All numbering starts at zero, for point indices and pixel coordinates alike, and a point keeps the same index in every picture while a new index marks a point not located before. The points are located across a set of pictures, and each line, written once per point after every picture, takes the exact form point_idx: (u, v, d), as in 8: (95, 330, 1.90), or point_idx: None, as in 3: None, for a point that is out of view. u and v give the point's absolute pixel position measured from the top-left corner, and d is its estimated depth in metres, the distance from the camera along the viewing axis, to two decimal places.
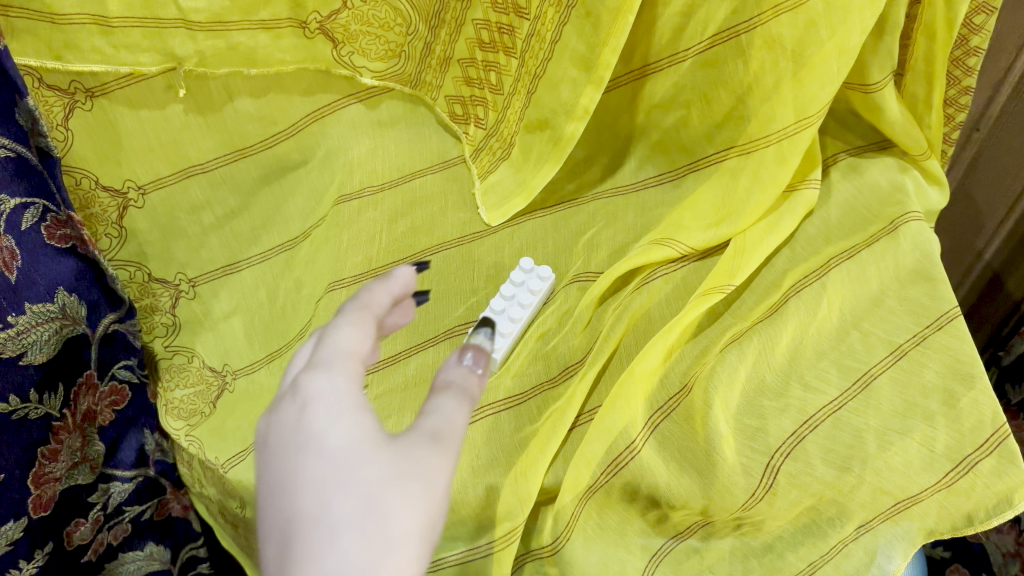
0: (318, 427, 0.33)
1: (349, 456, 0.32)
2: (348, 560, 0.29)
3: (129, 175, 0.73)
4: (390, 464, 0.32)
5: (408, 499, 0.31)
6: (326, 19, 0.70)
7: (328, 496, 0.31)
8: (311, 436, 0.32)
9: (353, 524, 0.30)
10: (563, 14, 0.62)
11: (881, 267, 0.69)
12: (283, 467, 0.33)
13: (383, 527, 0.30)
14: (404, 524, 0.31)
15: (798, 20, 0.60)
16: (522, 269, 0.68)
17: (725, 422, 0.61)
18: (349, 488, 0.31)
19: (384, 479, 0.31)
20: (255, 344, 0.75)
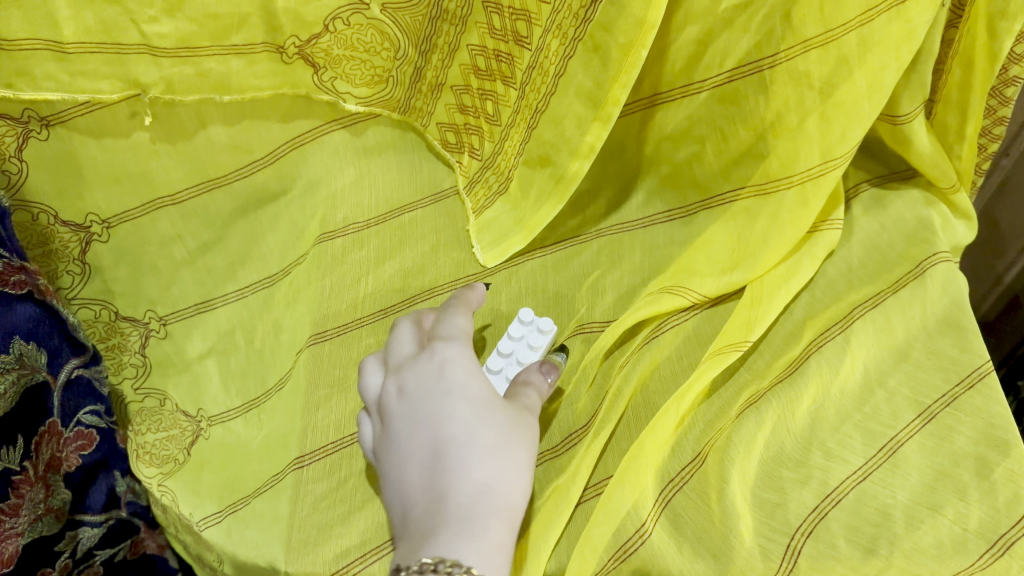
0: (460, 384, 0.49)
1: (483, 407, 0.48)
2: (490, 472, 0.45)
3: (91, 209, 0.66)
4: (509, 417, 0.48)
5: (521, 440, 0.48)
6: (305, 44, 0.63)
7: (474, 430, 0.46)
8: (458, 389, 0.48)
9: (493, 452, 0.46)
10: (568, 49, 0.56)
11: (908, 316, 0.64)
12: (431, 413, 0.47)
13: (510, 455, 0.46)
14: (520, 456, 0.47)
15: (828, 56, 0.55)
16: (521, 320, 0.61)
17: (742, 498, 0.56)
18: (488, 426, 0.47)
19: (509, 423, 0.48)
20: (231, 390, 0.69)
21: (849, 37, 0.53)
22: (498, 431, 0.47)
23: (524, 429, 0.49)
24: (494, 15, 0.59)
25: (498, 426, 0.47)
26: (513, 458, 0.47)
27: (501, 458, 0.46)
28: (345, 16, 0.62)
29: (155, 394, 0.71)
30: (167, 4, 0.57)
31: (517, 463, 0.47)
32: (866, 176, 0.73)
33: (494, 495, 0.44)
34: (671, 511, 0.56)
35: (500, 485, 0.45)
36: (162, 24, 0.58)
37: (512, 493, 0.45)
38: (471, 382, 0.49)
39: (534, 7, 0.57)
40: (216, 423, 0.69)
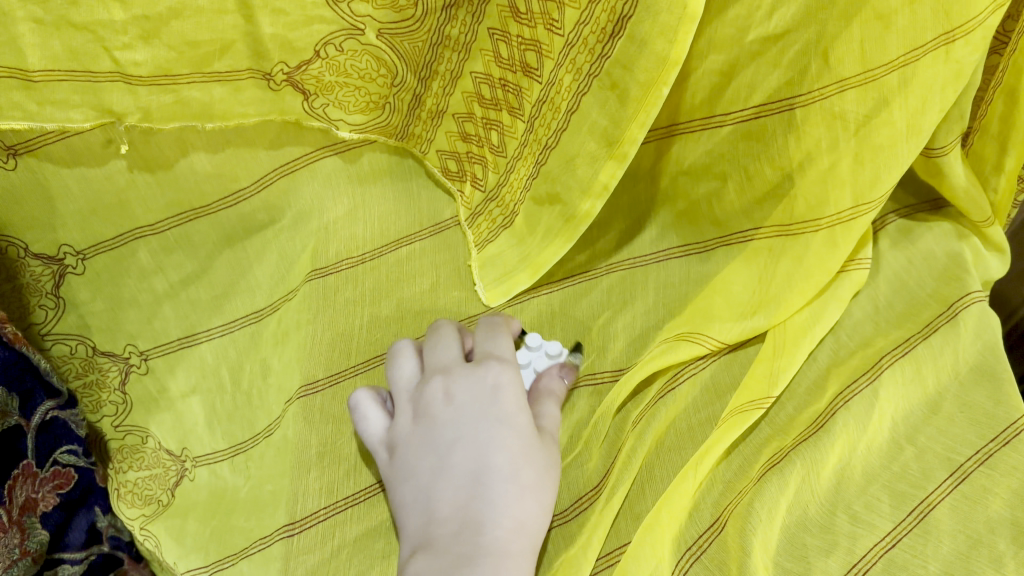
0: (511, 416, 0.49)
1: (527, 442, 0.48)
2: (529, 512, 0.46)
3: (65, 239, 0.61)
4: (547, 456, 0.49)
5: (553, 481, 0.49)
6: (295, 71, 0.58)
7: (519, 467, 0.47)
8: (509, 419, 0.48)
9: (534, 492, 0.47)
10: (582, 84, 0.52)
11: (940, 363, 0.60)
12: (477, 434, 0.48)
13: (542, 498, 0.47)
14: (548, 497, 0.48)
15: (866, 97, 0.50)
16: (528, 346, 0.56)
17: (765, 569, 0.52)
18: (531, 466, 0.47)
19: (548, 462, 0.49)
20: (216, 431, 0.65)
21: (890, 77, 0.49)
22: (537, 471, 0.47)
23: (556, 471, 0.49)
24: (500, 43, 0.55)
25: (537, 466, 0.48)
26: (545, 500, 0.47)
27: (535, 498, 0.47)
28: (338, 40, 0.57)
29: (137, 431, 0.66)
30: (141, 30, 0.52)
31: (547, 505, 0.47)
32: (892, 205, 0.68)
33: (526, 537, 0.45)
34: None
35: (532, 525, 0.46)
36: (136, 51, 0.53)
37: (538, 535, 0.46)
38: (521, 416, 0.49)
39: (546, 37, 0.52)
40: (201, 465, 0.65)
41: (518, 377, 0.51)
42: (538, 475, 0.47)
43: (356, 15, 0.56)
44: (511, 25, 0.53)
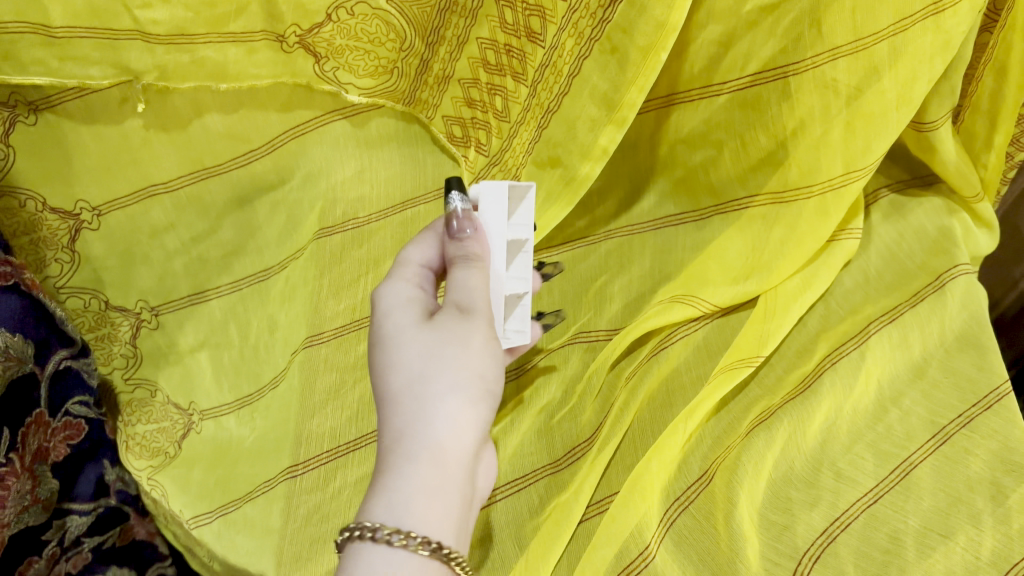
0: (383, 330, 0.45)
1: (401, 340, 0.44)
2: (408, 415, 0.41)
3: (81, 194, 0.63)
4: (428, 338, 0.43)
5: (443, 361, 0.42)
6: (307, 34, 0.60)
7: (392, 377, 0.43)
8: (381, 336, 0.45)
9: (408, 393, 0.42)
10: (584, 49, 0.54)
11: (927, 331, 0.62)
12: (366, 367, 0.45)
13: (425, 386, 0.42)
14: (445, 378, 0.42)
15: (858, 65, 0.52)
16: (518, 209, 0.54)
17: (750, 520, 0.54)
18: (402, 366, 0.43)
19: (425, 352, 0.43)
20: (223, 385, 0.68)
21: (881, 46, 0.51)
22: (412, 363, 0.43)
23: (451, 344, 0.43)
24: (506, 9, 0.56)
25: (413, 357, 0.43)
26: (436, 385, 0.42)
27: (418, 392, 0.42)
28: (349, 5, 0.59)
29: (146, 385, 0.69)
30: None
31: (439, 387, 0.41)
32: (885, 180, 0.70)
33: (410, 438, 0.40)
34: (676, 532, 0.54)
35: (419, 420, 0.41)
36: (154, 10, 0.56)
37: (440, 425, 0.40)
38: (391, 322, 0.45)
39: (551, 2, 0.54)
40: (208, 418, 0.67)
41: (392, 284, 0.47)
42: (415, 366, 0.42)
43: None
44: None
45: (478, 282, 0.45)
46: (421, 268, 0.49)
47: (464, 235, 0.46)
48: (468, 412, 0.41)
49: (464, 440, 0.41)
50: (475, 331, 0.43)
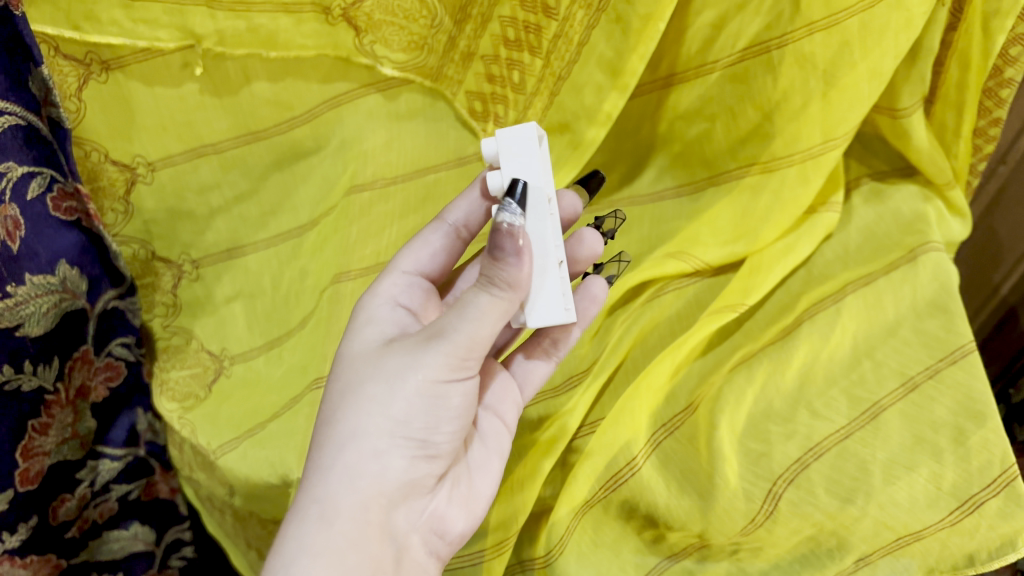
0: (341, 364, 0.51)
1: (346, 377, 0.50)
2: (324, 452, 0.47)
3: (139, 150, 0.71)
4: (362, 379, 0.48)
5: (365, 408, 0.47)
6: (350, 7, 0.68)
7: (329, 412, 0.49)
8: (338, 369, 0.51)
9: (331, 430, 0.48)
10: (592, 18, 0.62)
11: (899, 296, 0.67)
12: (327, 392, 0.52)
13: (343, 430, 0.47)
14: (355, 426, 0.46)
15: (832, 40, 0.59)
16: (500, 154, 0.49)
17: (731, 445, 0.60)
18: (335, 406, 0.48)
19: (355, 395, 0.47)
20: (255, 331, 0.74)
21: (852, 21, 0.58)
22: (337, 404, 0.48)
23: (372, 386, 0.47)
24: None
25: (341, 399, 0.49)
26: (345, 432, 0.47)
27: (334, 437, 0.47)
28: None
29: (182, 333, 0.76)
30: None
31: (346, 435, 0.46)
32: (866, 170, 0.76)
33: (310, 485, 0.46)
34: (662, 452, 0.60)
35: (325, 466, 0.46)
36: None
37: (338, 475, 0.45)
38: (348, 359, 0.51)
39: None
40: (238, 361, 0.74)
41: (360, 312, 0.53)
42: (338, 410, 0.48)
43: None
44: None
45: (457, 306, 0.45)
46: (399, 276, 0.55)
47: (505, 257, 0.41)
48: (371, 463, 0.46)
49: (363, 489, 0.45)
50: (407, 372, 0.46)
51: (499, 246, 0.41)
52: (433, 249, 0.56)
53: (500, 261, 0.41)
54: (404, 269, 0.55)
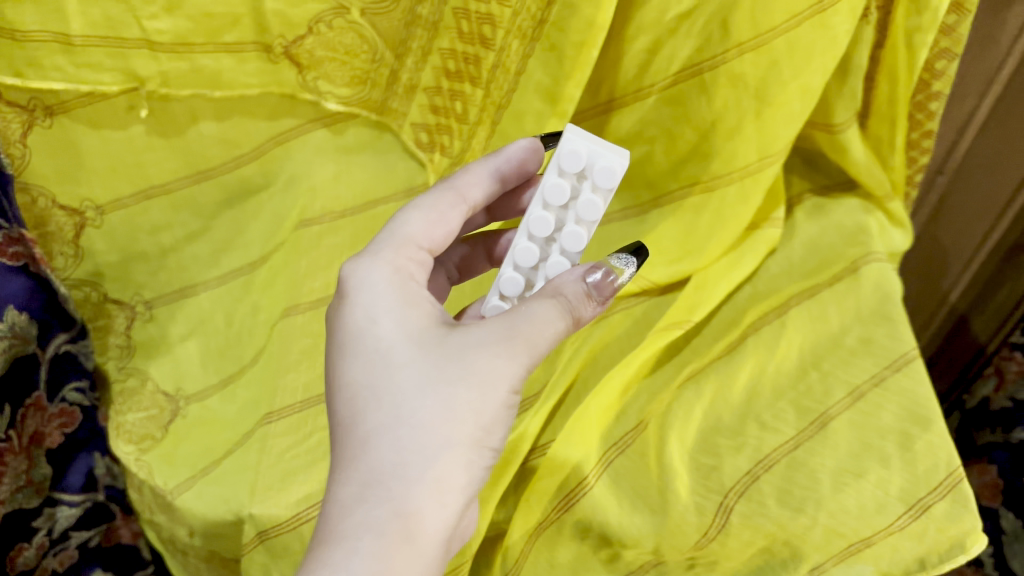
0: (382, 348, 0.43)
1: (408, 367, 0.42)
2: (389, 457, 0.40)
3: (86, 194, 0.71)
4: (435, 375, 0.41)
5: (452, 411, 0.40)
6: (292, 44, 0.68)
7: (384, 408, 0.41)
8: (376, 354, 0.43)
9: (395, 432, 0.40)
10: (528, 47, 0.63)
11: (843, 307, 0.68)
12: (357, 371, 0.43)
13: (421, 435, 0.40)
14: (440, 433, 0.40)
15: (762, 59, 0.61)
16: (588, 154, 0.49)
17: (681, 458, 0.61)
18: (396, 404, 0.41)
19: (432, 395, 0.40)
20: (209, 367, 0.74)
21: (777, 41, 0.60)
22: (399, 401, 0.41)
23: (461, 388, 0.40)
24: (462, 20, 0.65)
25: (411, 395, 0.41)
26: (429, 441, 0.40)
27: (414, 441, 0.40)
28: (328, 18, 0.67)
29: (137, 374, 0.76)
30: (167, 2, 0.63)
31: (434, 444, 0.40)
32: (810, 186, 0.78)
33: (383, 499, 0.39)
34: (614, 470, 0.60)
35: (407, 476, 0.39)
36: (162, 21, 0.63)
37: (430, 490, 0.39)
38: (394, 347, 0.43)
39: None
40: (193, 401, 0.73)
41: (384, 284, 0.45)
42: (413, 408, 0.40)
43: None
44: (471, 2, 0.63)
45: (546, 315, 0.42)
46: (411, 249, 0.48)
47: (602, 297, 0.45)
48: (460, 476, 0.40)
49: (446, 505, 0.40)
50: (501, 379, 0.41)
51: (599, 288, 0.45)
52: (442, 219, 0.49)
53: (595, 305, 0.45)
54: (414, 239, 0.48)
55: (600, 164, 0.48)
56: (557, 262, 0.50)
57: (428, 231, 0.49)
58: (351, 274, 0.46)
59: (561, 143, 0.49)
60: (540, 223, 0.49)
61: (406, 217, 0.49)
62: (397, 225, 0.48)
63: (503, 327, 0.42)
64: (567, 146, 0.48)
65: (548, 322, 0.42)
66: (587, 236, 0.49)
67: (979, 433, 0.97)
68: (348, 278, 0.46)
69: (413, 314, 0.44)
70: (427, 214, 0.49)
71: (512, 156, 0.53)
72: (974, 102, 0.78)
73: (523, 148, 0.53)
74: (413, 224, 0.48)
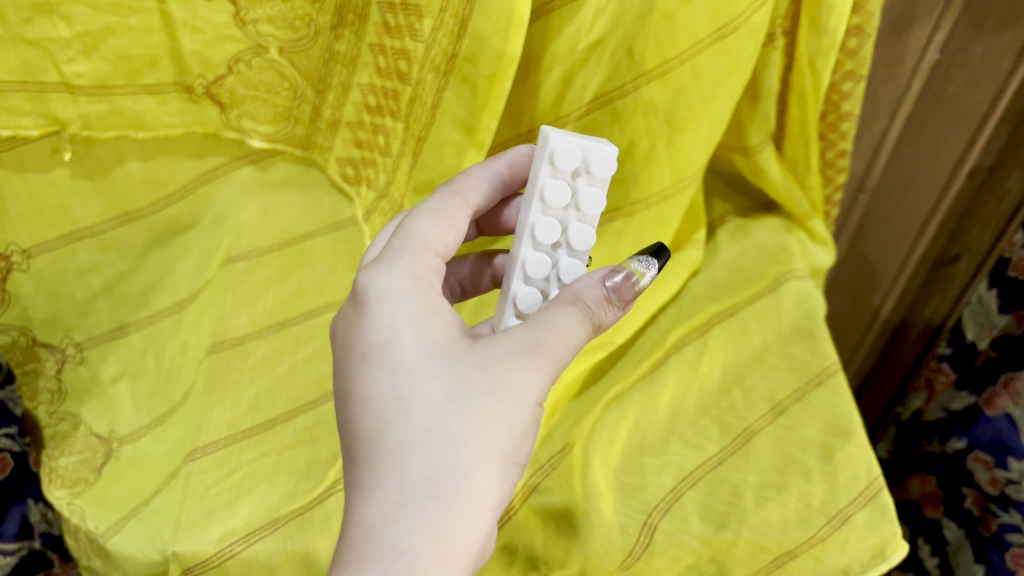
0: (408, 360, 0.40)
1: (436, 376, 0.40)
2: (421, 474, 0.37)
3: (11, 238, 0.69)
4: (466, 387, 0.39)
5: (486, 426, 0.39)
6: (212, 84, 0.69)
7: (415, 422, 0.38)
8: (402, 366, 0.40)
9: (427, 447, 0.38)
10: (442, 80, 0.64)
11: (764, 326, 0.70)
12: (378, 380, 0.40)
13: (457, 450, 0.38)
14: (476, 447, 0.38)
15: (668, 86, 0.63)
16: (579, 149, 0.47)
17: (605, 479, 0.61)
18: (427, 417, 0.38)
19: (466, 407, 0.39)
20: (141, 409, 0.74)
21: (682, 68, 0.62)
22: (431, 412, 0.39)
23: (493, 399, 0.39)
24: (378, 56, 0.66)
25: (443, 408, 0.39)
26: (463, 456, 0.38)
27: (446, 456, 0.38)
28: (247, 57, 0.68)
29: (69, 418, 0.74)
30: (84, 46, 0.63)
31: (466, 458, 0.38)
32: (731, 208, 0.79)
33: (418, 518, 0.36)
34: (541, 493, 0.60)
35: (440, 494, 0.37)
36: (79, 64, 0.64)
37: (463, 508, 0.37)
38: (422, 360, 0.40)
39: (417, 23, 0.63)
40: (126, 443, 0.73)
41: (406, 292, 0.43)
42: (444, 420, 0.38)
43: (261, 35, 0.67)
44: (385, 39, 0.65)
45: (565, 323, 0.41)
46: (431, 256, 0.45)
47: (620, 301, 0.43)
48: (492, 494, 0.38)
49: (479, 527, 0.38)
50: (530, 391, 0.40)
51: (621, 292, 0.43)
52: (452, 220, 0.48)
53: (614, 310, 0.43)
54: (432, 246, 0.46)
55: (593, 158, 0.47)
56: (573, 263, 0.49)
57: (444, 236, 0.47)
58: (367, 280, 0.43)
59: (549, 144, 0.47)
60: (549, 231, 0.48)
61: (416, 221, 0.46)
62: (409, 227, 0.46)
63: (526, 337, 0.41)
64: (557, 145, 0.47)
65: (568, 332, 0.41)
66: (594, 229, 0.49)
67: (927, 443, 0.97)
68: (363, 285, 0.43)
69: (436, 323, 0.42)
70: (437, 217, 0.47)
71: (507, 161, 0.53)
72: (885, 122, 0.80)
73: (520, 156, 0.53)
74: (426, 227, 0.46)
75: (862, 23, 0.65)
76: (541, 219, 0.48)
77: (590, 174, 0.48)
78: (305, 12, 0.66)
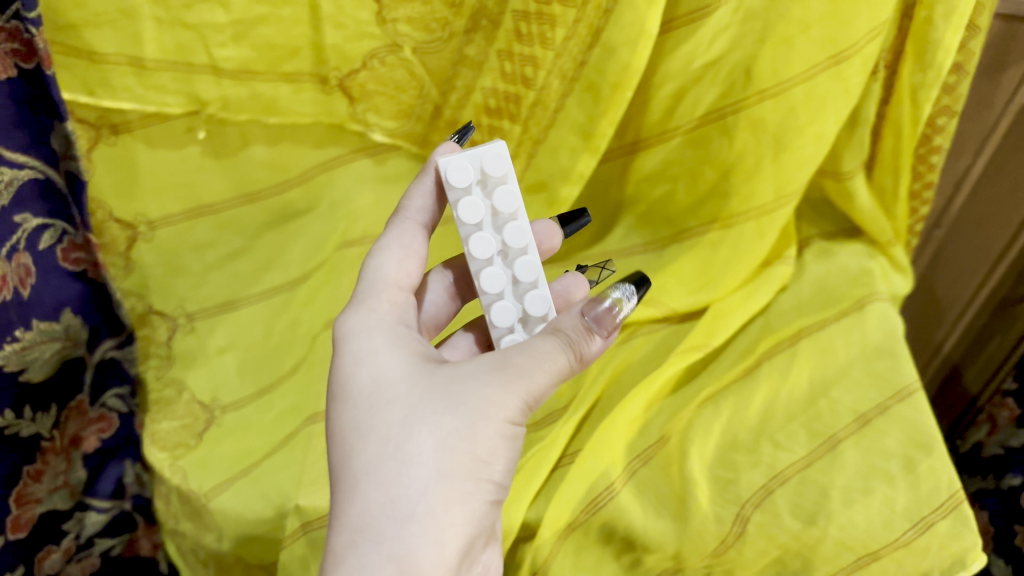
0: (371, 392, 0.44)
1: (396, 403, 0.43)
2: (381, 492, 0.41)
3: (140, 210, 0.75)
4: (422, 410, 0.42)
5: (442, 442, 0.41)
6: (346, 77, 0.73)
7: (377, 448, 0.42)
8: (368, 398, 0.44)
9: (385, 469, 0.41)
10: (566, 87, 0.69)
11: (848, 342, 0.72)
12: (345, 415, 0.45)
13: (413, 466, 0.41)
14: (433, 463, 0.41)
15: (781, 106, 0.66)
16: (462, 161, 0.50)
17: (699, 472, 0.65)
18: (384, 442, 0.42)
19: (422, 427, 0.42)
20: (245, 378, 0.76)
21: (797, 90, 0.65)
22: (389, 437, 0.42)
23: (449, 416, 0.42)
24: (505, 62, 0.71)
25: (401, 428, 0.42)
26: (420, 470, 0.41)
27: (401, 472, 0.41)
28: (382, 54, 0.73)
29: (173, 384, 0.77)
30: (235, 32, 0.68)
31: (424, 472, 0.40)
32: (816, 230, 0.83)
33: (379, 534, 0.40)
34: (637, 479, 0.65)
35: (400, 512, 0.40)
36: (229, 49, 0.68)
37: (424, 524, 0.39)
38: (387, 390, 0.44)
39: (550, 32, 0.67)
40: (229, 411, 0.75)
41: (370, 331, 0.47)
42: (401, 441, 0.42)
43: (399, 34, 0.71)
44: (515, 45, 0.69)
45: (542, 351, 0.44)
46: (395, 293, 0.50)
47: (597, 329, 0.47)
48: (457, 506, 0.41)
49: (447, 537, 0.40)
50: (491, 408, 0.42)
51: (598, 321, 0.47)
52: (407, 250, 0.52)
53: (594, 334, 0.47)
54: (396, 285, 0.50)
55: (486, 165, 0.50)
56: (521, 261, 0.51)
57: (405, 272, 0.51)
58: (342, 327, 0.48)
59: (442, 169, 0.50)
60: (482, 245, 0.50)
61: (380, 261, 0.51)
62: (375, 267, 0.51)
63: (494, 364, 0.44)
64: (449, 169, 0.50)
65: (540, 359, 0.44)
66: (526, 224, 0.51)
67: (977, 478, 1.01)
68: (339, 332, 0.48)
69: (400, 357, 0.46)
70: (399, 254, 0.51)
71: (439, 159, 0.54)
72: (968, 159, 0.85)
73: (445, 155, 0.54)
74: (387, 266, 0.50)
75: (964, 61, 0.69)
76: (478, 239, 0.51)
77: (488, 177, 0.50)
78: (443, 15, 0.71)
